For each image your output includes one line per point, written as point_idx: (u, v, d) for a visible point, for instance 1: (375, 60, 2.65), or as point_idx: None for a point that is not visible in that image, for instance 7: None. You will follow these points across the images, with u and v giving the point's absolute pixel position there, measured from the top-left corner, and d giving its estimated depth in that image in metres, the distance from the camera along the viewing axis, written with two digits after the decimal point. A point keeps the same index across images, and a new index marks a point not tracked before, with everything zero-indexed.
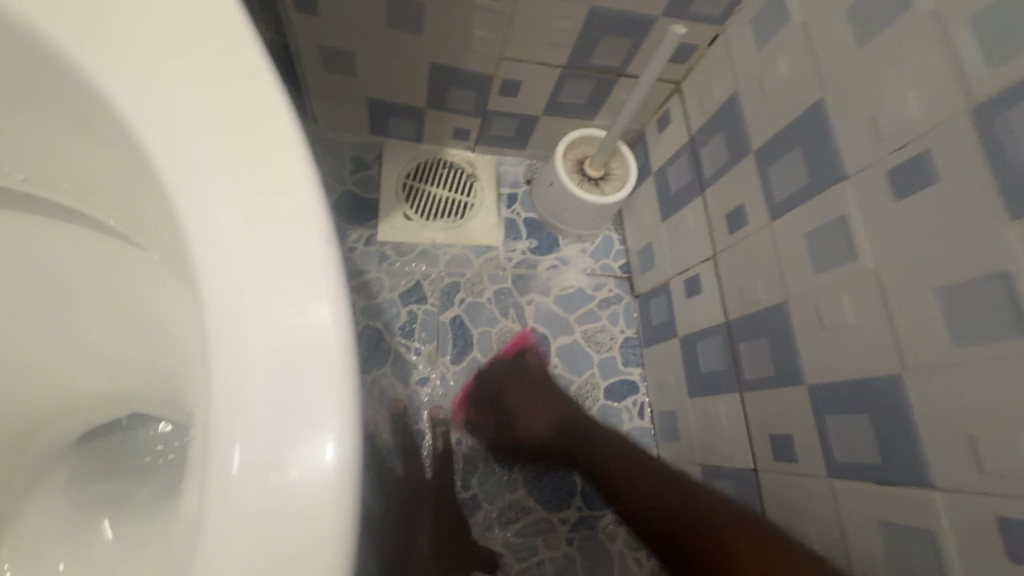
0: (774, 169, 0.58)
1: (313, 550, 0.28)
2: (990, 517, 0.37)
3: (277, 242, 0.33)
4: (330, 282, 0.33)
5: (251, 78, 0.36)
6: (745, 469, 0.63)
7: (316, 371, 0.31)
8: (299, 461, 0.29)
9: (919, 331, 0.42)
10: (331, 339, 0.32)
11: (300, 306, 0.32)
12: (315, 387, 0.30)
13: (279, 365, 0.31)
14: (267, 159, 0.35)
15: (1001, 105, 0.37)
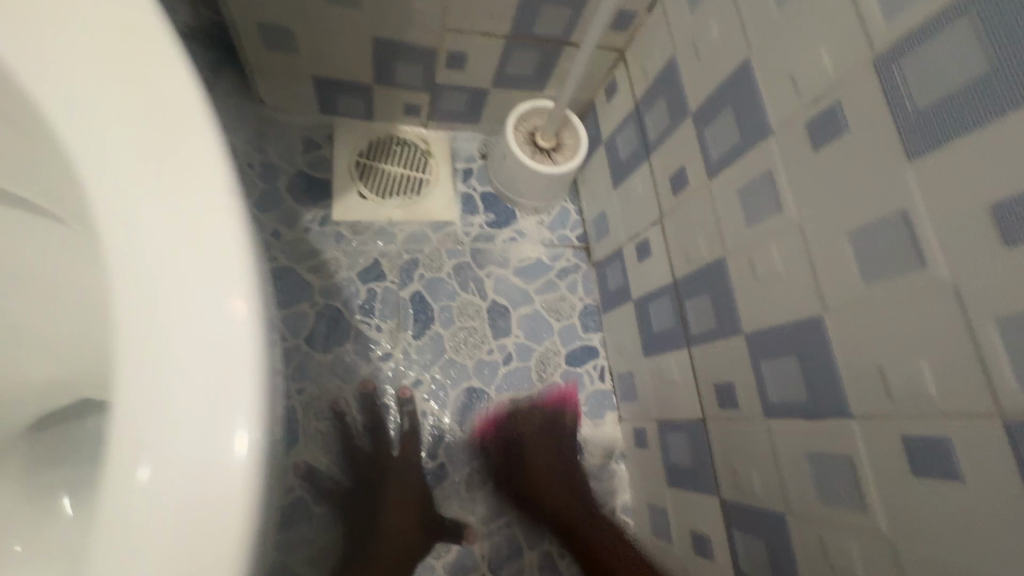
0: (709, 130, 0.60)
1: (215, 543, 0.29)
2: (897, 438, 0.41)
3: (192, 241, 0.34)
4: (246, 279, 0.34)
5: (168, 73, 0.37)
6: (695, 420, 0.66)
7: (229, 368, 0.32)
8: (208, 460, 0.30)
9: (836, 273, 0.45)
10: (245, 337, 0.33)
11: (214, 304, 0.33)
12: (225, 384, 0.32)
13: (194, 361, 0.32)
14: (182, 157, 0.35)
15: (897, 54, 0.39)
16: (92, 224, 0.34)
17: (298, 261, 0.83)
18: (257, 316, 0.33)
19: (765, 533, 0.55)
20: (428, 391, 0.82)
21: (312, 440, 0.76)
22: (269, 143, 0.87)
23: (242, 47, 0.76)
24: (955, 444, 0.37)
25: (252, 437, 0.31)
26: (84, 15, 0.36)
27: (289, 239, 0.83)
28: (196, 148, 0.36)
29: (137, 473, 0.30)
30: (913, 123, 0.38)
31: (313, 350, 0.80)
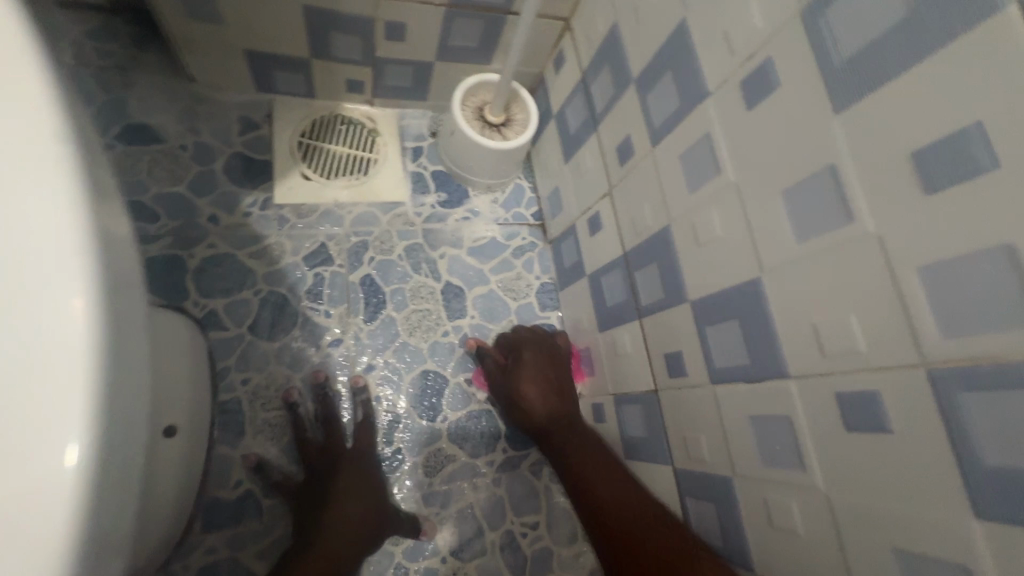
0: (651, 97, 0.59)
1: (28, 553, 0.30)
2: (830, 395, 0.41)
3: (34, 239, 0.34)
4: (89, 280, 0.35)
5: (18, 67, 0.36)
6: (648, 392, 0.66)
7: (66, 369, 0.33)
8: (30, 468, 0.31)
9: (772, 233, 0.44)
10: (82, 336, 0.34)
11: (53, 304, 0.34)
12: (57, 384, 0.33)
13: (30, 360, 0.33)
14: (27, 153, 0.35)
15: (821, 7, 0.38)
16: None
17: (238, 246, 0.79)
18: (98, 318, 0.34)
19: (714, 498, 0.55)
20: (382, 377, 0.79)
21: (259, 432, 0.73)
22: (203, 123, 0.82)
23: (162, 19, 0.71)
24: (882, 397, 0.37)
25: (80, 448, 0.32)
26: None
27: (228, 224, 0.79)
28: (42, 144, 0.36)
29: None
30: (837, 77, 0.37)
31: (257, 338, 0.76)
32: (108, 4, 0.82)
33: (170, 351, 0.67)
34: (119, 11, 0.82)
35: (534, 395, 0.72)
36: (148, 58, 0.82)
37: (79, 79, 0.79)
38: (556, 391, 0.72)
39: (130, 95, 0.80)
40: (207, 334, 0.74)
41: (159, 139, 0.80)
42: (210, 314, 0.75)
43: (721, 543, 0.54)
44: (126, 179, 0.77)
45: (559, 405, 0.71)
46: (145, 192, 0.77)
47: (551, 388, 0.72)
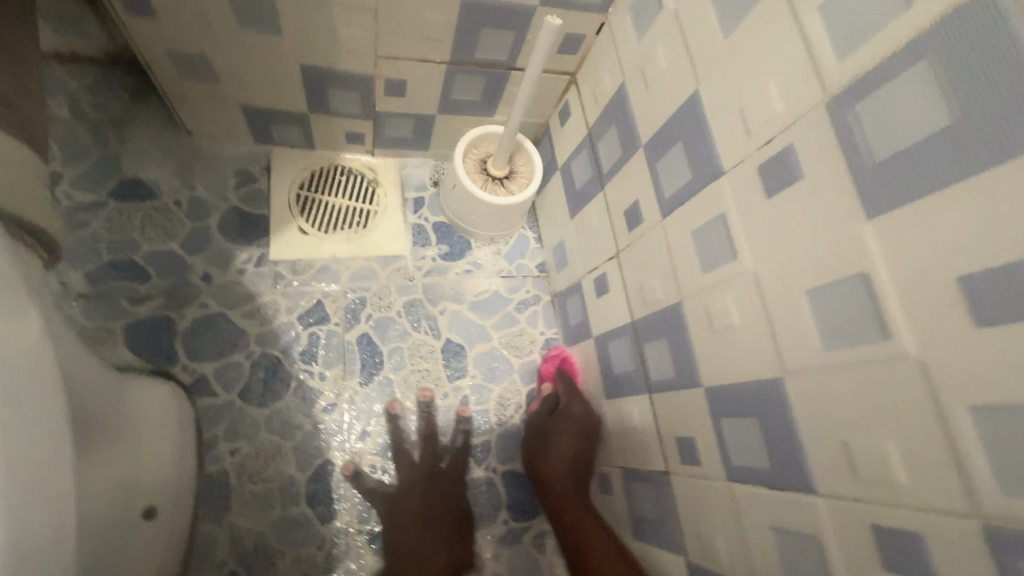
0: (662, 166, 0.56)
1: None
2: (866, 523, 0.36)
3: None
4: None
5: None
6: (658, 472, 0.62)
7: None
8: None
9: (797, 334, 0.40)
10: None
11: None
12: None
13: None
14: None
15: (852, 98, 0.35)
16: None
17: (232, 305, 0.76)
18: None
19: None
20: (373, 448, 0.75)
21: (245, 506, 0.69)
22: (198, 177, 0.80)
23: (155, 77, 0.69)
24: (928, 540, 0.32)
25: None
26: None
27: (221, 282, 0.77)
28: None
29: None
30: (871, 178, 0.34)
31: (247, 405, 0.73)
32: (105, 56, 0.80)
33: (149, 425, 0.64)
34: (117, 63, 0.81)
35: (557, 458, 0.72)
36: (144, 111, 0.80)
37: (73, 134, 0.78)
38: (574, 465, 0.71)
39: (124, 150, 0.79)
40: (195, 401, 0.71)
41: (152, 195, 0.78)
42: (199, 378, 0.72)
43: None
44: (116, 237, 0.75)
45: (566, 478, 0.71)
46: (136, 250, 0.75)
47: (573, 461, 0.71)
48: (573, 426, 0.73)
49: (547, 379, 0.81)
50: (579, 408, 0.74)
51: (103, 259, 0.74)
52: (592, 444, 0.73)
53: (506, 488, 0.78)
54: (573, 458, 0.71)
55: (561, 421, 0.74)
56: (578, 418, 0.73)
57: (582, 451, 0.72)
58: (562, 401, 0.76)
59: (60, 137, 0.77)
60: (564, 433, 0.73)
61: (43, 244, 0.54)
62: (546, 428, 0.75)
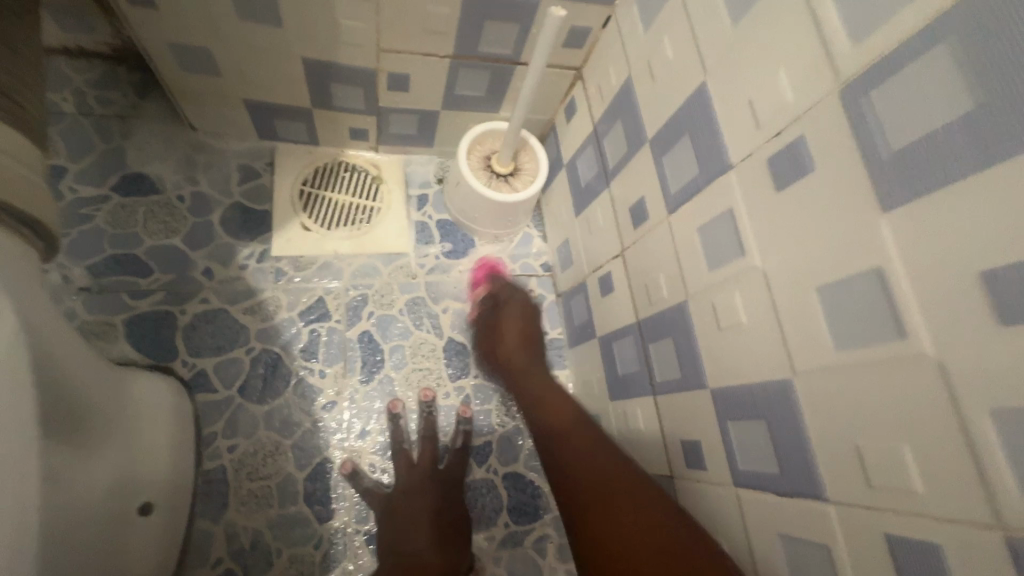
0: (668, 161, 0.54)
1: None
2: (879, 533, 0.34)
3: None
4: None
5: None
6: (662, 476, 0.60)
7: None
8: None
9: (807, 333, 0.39)
10: None
11: None
12: None
13: None
14: None
15: (866, 85, 0.33)
16: None
17: (233, 301, 0.76)
18: None
19: None
20: (373, 447, 0.74)
21: (243, 503, 0.68)
22: (201, 172, 0.80)
23: (158, 71, 0.68)
24: (946, 552, 0.30)
25: None
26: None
27: (223, 278, 0.76)
28: None
29: None
30: (886, 169, 0.32)
31: (246, 402, 0.72)
32: (110, 51, 0.79)
33: (148, 419, 0.64)
34: (123, 58, 0.80)
35: (509, 333, 0.76)
36: (148, 107, 0.80)
37: (78, 129, 0.78)
38: (523, 342, 0.76)
39: (128, 145, 0.79)
40: (194, 397, 0.71)
41: (156, 190, 0.78)
42: (198, 375, 0.72)
43: None
44: (119, 232, 0.75)
45: (521, 352, 0.75)
46: (138, 245, 0.75)
47: (521, 335, 0.76)
48: (516, 310, 0.78)
49: (478, 284, 0.84)
50: (516, 295, 0.80)
51: (105, 254, 0.74)
52: (536, 325, 0.78)
53: (507, 491, 0.77)
54: (523, 332, 0.76)
55: (507, 308, 0.79)
56: (521, 301, 0.79)
57: (529, 327, 0.77)
58: (500, 297, 0.81)
59: (65, 132, 0.77)
60: (508, 324, 0.77)
61: (40, 237, 0.54)
62: (495, 319, 0.79)
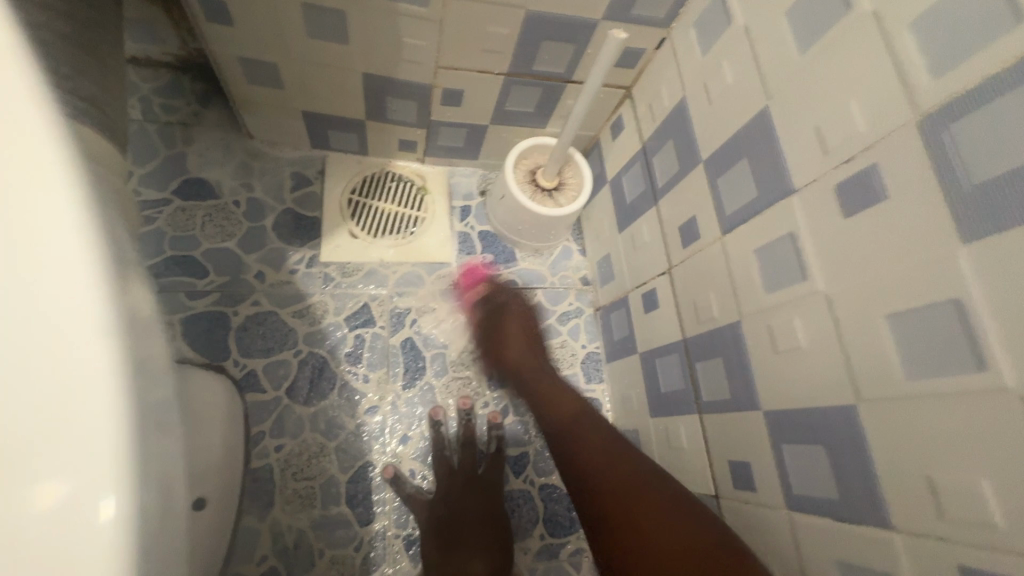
0: (723, 182, 0.55)
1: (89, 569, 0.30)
2: (950, 565, 0.34)
3: (50, 313, 0.32)
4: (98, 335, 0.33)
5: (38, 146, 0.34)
6: (706, 495, 0.60)
7: (96, 397, 0.32)
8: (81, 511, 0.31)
9: (874, 361, 0.39)
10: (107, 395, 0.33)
11: (80, 355, 0.33)
12: (81, 435, 0.32)
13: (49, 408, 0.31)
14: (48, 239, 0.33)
15: (947, 117, 0.34)
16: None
17: (282, 305, 0.78)
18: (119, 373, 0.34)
19: None
20: (412, 452, 0.75)
21: (287, 502, 0.70)
22: (256, 178, 0.83)
23: (225, 82, 0.71)
24: None
25: (119, 503, 0.32)
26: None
27: (274, 282, 0.79)
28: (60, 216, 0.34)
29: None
30: (967, 200, 0.32)
31: (294, 403, 0.74)
32: (177, 61, 0.82)
33: (205, 418, 0.66)
34: (188, 68, 0.83)
35: (511, 335, 0.78)
36: (210, 114, 0.84)
37: (143, 136, 0.81)
38: (527, 344, 0.78)
39: (190, 152, 0.82)
40: (244, 396, 0.73)
41: (213, 195, 0.81)
42: (248, 375, 0.74)
43: None
44: (178, 234, 0.78)
45: (530, 355, 0.76)
46: (195, 248, 0.78)
47: (525, 338, 0.78)
48: (515, 306, 0.81)
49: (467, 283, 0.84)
50: (512, 296, 0.83)
51: (165, 255, 0.77)
52: (533, 320, 0.81)
53: (544, 502, 0.77)
54: (523, 331, 0.78)
55: (508, 307, 0.81)
56: (516, 305, 0.81)
57: (529, 327, 0.79)
58: (493, 296, 0.82)
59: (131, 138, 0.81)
60: (511, 317, 0.80)
61: None
62: (494, 320, 0.80)
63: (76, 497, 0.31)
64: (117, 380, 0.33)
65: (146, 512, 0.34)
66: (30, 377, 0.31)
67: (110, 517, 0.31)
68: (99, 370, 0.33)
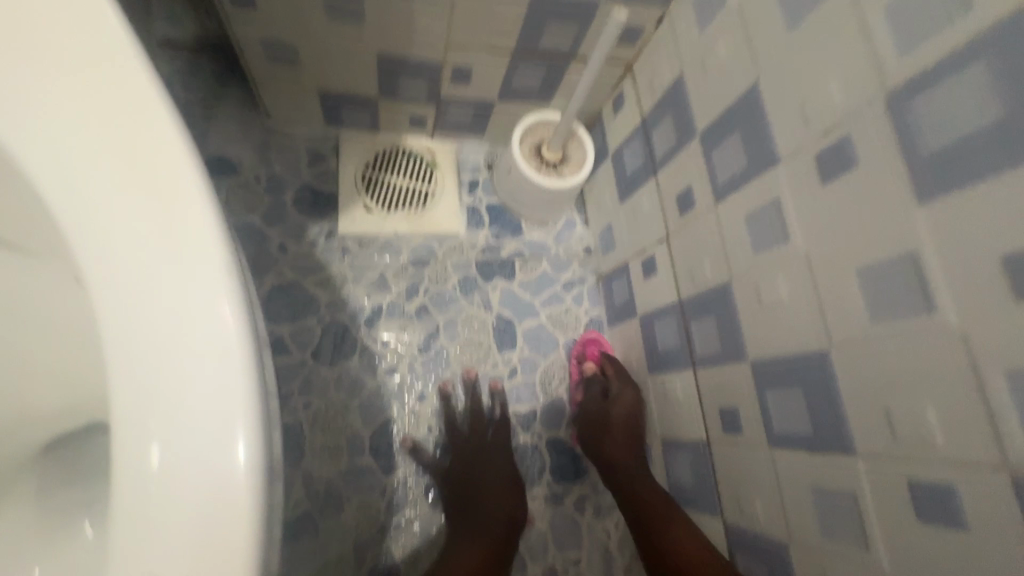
0: (717, 153, 0.59)
1: (225, 524, 0.31)
2: (901, 479, 0.40)
3: (177, 275, 0.35)
4: (222, 290, 0.35)
5: (149, 117, 0.37)
6: (699, 441, 0.66)
7: (220, 358, 0.34)
8: (214, 460, 0.32)
9: (846, 309, 0.44)
10: (232, 343, 0.34)
11: (208, 312, 0.35)
12: (215, 382, 0.34)
13: (183, 361, 0.34)
14: (169, 206, 0.36)
15: (911, 92, 0.38)
16: (103, 231, 0.35)
17: (305, 275, 0.83)
18: (242, 332, 0.35)
19: (767, 559, 0.55)
20: (429, 408, 0.82)
21: (318, 453, 0.76)
22: (275, 155, 0.87)
23: (247, 63, 0.75)
24: (959, 492, 0.36)
25: (248, 447, 0.33)
26: (36, 24, 0.37)
27: (296, 253, 0.84)
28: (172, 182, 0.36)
29: (149, 458, 0.33)
30: (924, 167, 0.37)
31: (319, 365, 0.80)
32: (193, 42, 0.86)
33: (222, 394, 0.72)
34: (204, 48, 0.87)
35: (615, 433, 0.76)
36: (229, 94, 0.87)
37: None
38: (631, 442, 0.76)
39: (211, 129, 0.86)
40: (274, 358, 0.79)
41: (236, 171, 0.85)
42: (277, 340, 0.80)
43: None
44: None
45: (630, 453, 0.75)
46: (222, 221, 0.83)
47: (628, 437, 0.76)
48: (627, 401, 0.77)
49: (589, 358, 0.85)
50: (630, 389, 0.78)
51: None
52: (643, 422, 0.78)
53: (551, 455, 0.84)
54: (628, 432, 0.76)
55: (620, 395, 0.78)
56: (632, 393, 0.78)
57: (632, 425, 0.76)
58: (609, 382, 0.81)
59: None
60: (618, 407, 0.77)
61: None
62: (603, 411, 0.78)
63: (209, 451, 0.33)
64: (240, 335, 0.35)
65: (271, 457, 0.35)
66: (166, 348, 0.34)
67: (242, 458, 0.32)
68: (226, 331, 0.34)
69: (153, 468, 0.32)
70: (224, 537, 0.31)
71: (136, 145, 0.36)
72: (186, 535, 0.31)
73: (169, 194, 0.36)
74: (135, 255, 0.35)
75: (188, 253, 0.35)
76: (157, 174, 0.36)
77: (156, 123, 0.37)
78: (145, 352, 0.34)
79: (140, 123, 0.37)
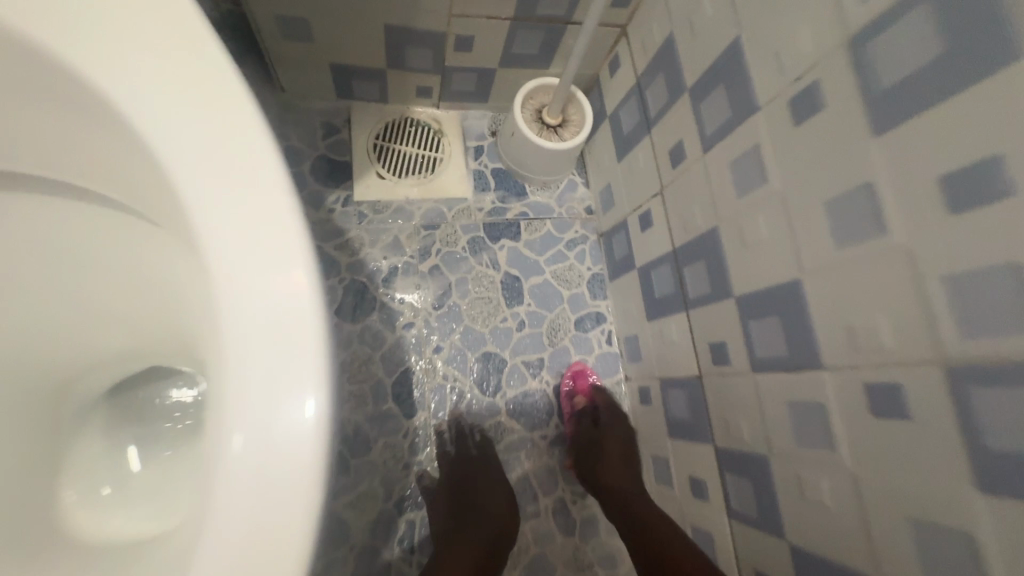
0: (704, 107, 0.64)
1: (296, 471, 0.35)
2: (859, 384, 0.46)
3: (258, 239, 0.39)
4: (299, 254, 0.39)
5: (222, 90, 0.41)
6: (692, 376, 0.73)
7: (298, 316, 0.38)
8: (289, 414, 0.36)
9: (815, 238, 0.49)
10: (307, 303, 0.38)
11: (287, 275, 0.38)
12: (296, 338, 0.37)
13: (265, 317, 0.37)
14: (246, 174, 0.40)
15: (869, 36, 0.42)
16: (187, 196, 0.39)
17: (325, 239, 0.89)
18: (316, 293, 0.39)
19: (751, 473, 0.61)
20: (444, 358, 0.89)
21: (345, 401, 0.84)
22: (292, 128, 0.93)
23: (263, 39, 0.80)
24: (904, 388, 0.42)
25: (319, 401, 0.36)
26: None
27: (316, 220, 0.90)
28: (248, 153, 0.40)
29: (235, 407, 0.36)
30: (879, 104, 0.42)
31: (342, 321, 0.87)
32: None
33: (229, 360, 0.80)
34: None
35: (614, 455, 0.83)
36: None
37: None
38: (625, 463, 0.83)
39: None
40: None
41: None
42: None
43: (757, 513, 0.61)
44: None
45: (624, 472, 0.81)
46: None
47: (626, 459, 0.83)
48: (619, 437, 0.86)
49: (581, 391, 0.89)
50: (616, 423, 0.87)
51: None
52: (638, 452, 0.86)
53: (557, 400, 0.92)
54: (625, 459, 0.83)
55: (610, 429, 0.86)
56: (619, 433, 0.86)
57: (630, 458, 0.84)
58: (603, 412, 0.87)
59: None
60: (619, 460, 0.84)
61: None
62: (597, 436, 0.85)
63: (287, 402, 0.36)
64: (315, 296, 0.38)
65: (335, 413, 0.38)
66: (245, 324, 0.37)
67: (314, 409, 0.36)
68: (302, 291, 0.38)
69: (236, 411, 0.36)
70: (294, 483, 0.35)
71: (214, 116, 0.40)
72: (257, 489, 0.35)
73: (246, 164, 0.40)
74: (219, 219, 0.39)
75: (267, 215, 0.39)
76: (234, 145, 0.40)
77: (230, 97, 0.41)
78: (230, 308, 0.38)
79: (216, 96, 0.41)
